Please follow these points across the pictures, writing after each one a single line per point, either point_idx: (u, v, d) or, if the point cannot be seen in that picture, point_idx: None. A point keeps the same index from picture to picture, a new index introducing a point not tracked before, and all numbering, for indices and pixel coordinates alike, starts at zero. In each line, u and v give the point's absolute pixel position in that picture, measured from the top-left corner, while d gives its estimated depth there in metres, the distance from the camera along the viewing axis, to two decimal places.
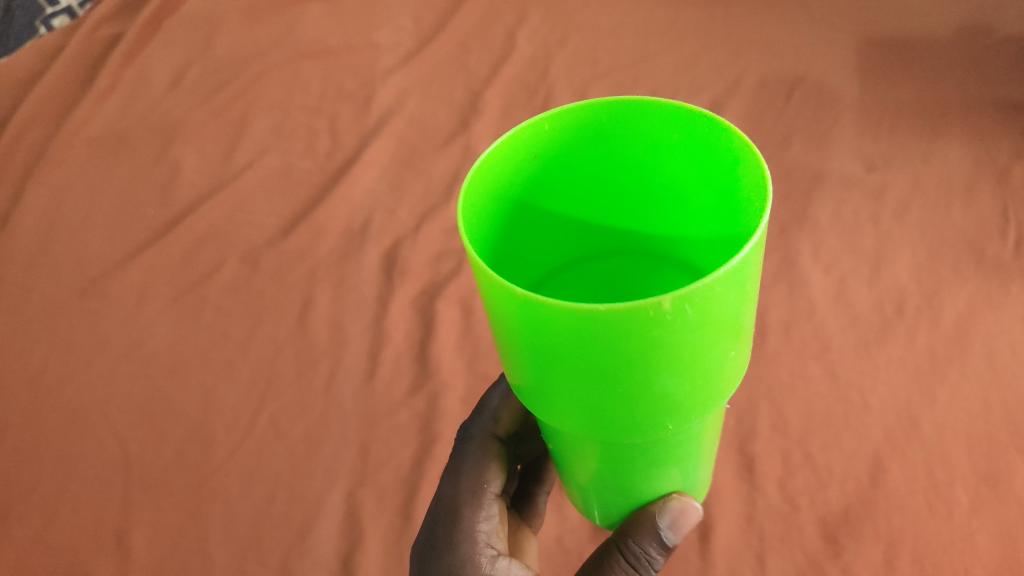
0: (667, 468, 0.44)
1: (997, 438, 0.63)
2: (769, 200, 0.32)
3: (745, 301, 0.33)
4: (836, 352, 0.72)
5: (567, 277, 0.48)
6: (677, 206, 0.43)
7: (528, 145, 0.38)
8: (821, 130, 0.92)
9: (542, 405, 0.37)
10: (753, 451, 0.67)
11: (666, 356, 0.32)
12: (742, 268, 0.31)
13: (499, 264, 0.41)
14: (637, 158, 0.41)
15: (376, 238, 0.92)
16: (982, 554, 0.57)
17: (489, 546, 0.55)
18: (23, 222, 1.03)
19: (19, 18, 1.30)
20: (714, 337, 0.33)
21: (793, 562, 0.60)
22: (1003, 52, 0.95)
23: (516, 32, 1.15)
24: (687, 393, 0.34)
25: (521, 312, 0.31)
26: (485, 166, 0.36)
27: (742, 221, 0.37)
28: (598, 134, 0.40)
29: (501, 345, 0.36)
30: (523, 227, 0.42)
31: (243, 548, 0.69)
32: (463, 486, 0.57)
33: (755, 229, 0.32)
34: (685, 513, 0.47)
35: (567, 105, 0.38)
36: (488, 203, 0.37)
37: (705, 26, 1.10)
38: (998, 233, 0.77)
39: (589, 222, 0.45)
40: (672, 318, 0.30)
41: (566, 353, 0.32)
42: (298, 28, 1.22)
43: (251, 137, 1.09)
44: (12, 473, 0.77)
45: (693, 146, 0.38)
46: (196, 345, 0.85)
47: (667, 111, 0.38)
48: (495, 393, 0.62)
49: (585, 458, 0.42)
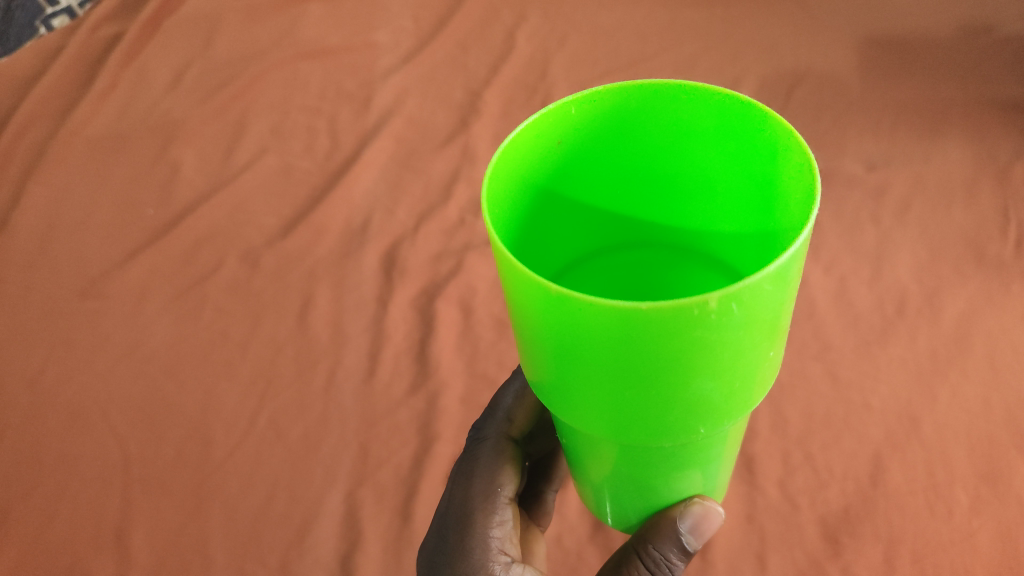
0: (691, 471, 0.43)
1: (998, 438, 0.63)
2: (818, 192, 0.31)
3: (787, 299, 0.33)
4: (836, 352, 0.71)
5: (585, 269, 0.48)
6: (706, 196, 0.43)
7: (554, 129, 0.38)
8: (820, 129, 0.92)
9: (567, 404, 0.37)
10: (753, 451, 0.67)
11: (706, 356, 0.32)
12: (789, 266, 0.31)
13: (520, 254, 0.41)
14: (666, 145, 0.41)
15: (376, 238, 0.92)
16: (982, 554, 0.57)
17: (503, 553, 0.54)
18: (22, 222, 1.03)
19: (19, 18, 1.30)
20: (754, 337, 0.32)
21: (794, 562, 0.60)
22: (1004, 51, 0.95)
23: (516, 32, 1.15)
24: (722, 393, 0.34)
25: (554, 309, 0.30)
26: (510, 150, 0.36)
27: (780, 211, 0.37)
28: (626, 120, 0.40)
29: (524, 340, 0.35)
30: (544, 216, 0.42)
31: (243, 548, 0.69)
32: (476, 489, 0.57)
33: (804, 225, 0.31)
34: (707, 517, 0.46)
35: (595, 88, 0.38)
36: (511, 190, 0.37)
37: (704, 25, 1.10)
38: (999, 233, 0.77)
39: (610, 213, 0.45)
40: (716, 318, 0.29)
41: (600, 352, 0.31)
42: (297, 28, 1.22)
43: (250, 137, 1.08)
44: (12, 473, 0.77)
45: (726, 132, 0.38)
46: (196, 345, 0.85)
47: (702, 97, 0.37)
48: (509, 391, 0.62)
49: (605, 458, 0.42)
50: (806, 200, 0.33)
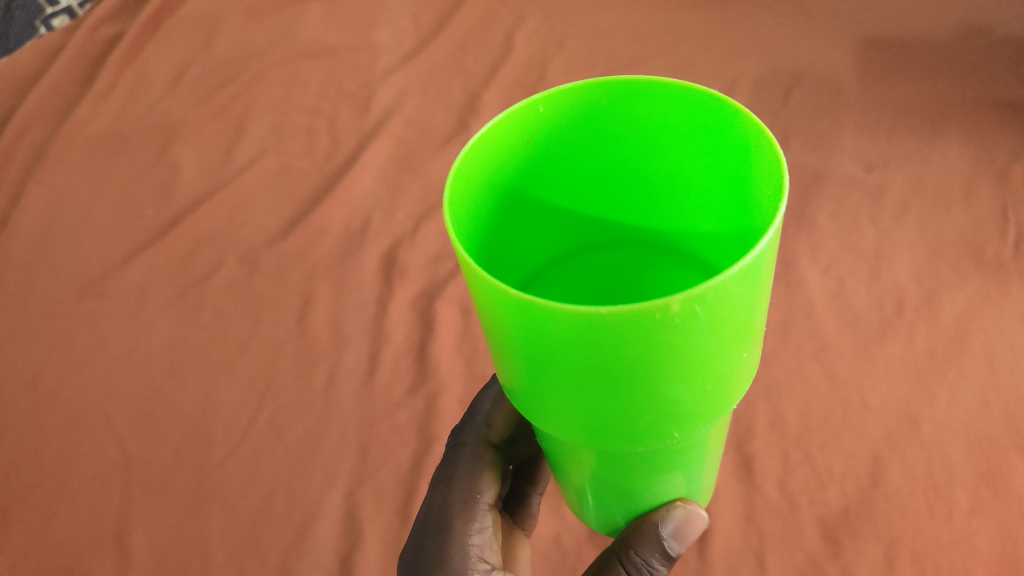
0: (672, 474, 0.43)
1: (997, 438, 0.63)
2: (786, 188, 0.31)
3: (758, 299, 0.33)
4: (834, 351, 0.72)
5: (560, 270, 0.48)
6: (681, 194, 0.42)
7: (522, 127, 0.38)
8: (820, 130, 0.92)
9: (538, 409, 0.37)
10: (752, 451, 0.67)
11: (673, 359, 0.31)
12: (756, 266, 0.30)
13: (489, 256, 0.41)
14: (638, 142, 0.41)
15: (375, 239, 0.92)
16: (981, 554, 0.57)
17: (482, 560, 0.54)
18: (23, 223, 1.03)
19: (19, 18, 1.30)
20: (725, 339, 0.32)
21: (793, 563, 0.60)
22: (1003, 52, 0.95)
23: (515, 33, 1.15)
24: (694, 396, 0.34)
25: (518, 314, 0.30)
26: (476, 149, 0.36)
27: (753, 209, 0.36)
28: (596, 116, 0.40)
29: (494, 345, 0.35)
30: (515, 216, 0.42)
31: (243, 548, 0.69)
32: (455, 496, 0.56)
33: (772, 225, 0.31)
34: (690, 520, 0.46)
35: (563, 85, 0.38)
36: (479, 189, 0.37)
37: (703, 26, 1.10)
38: (997, 233, 0.77)
39: (584, 214, 0.46)
40: (680, 320, 0.29)
41: (566, 357, 0.31)
42: (297, 28, 1.22)
43: (250, 138, 1.08)
44: (12, 473, 0.78)
45: (698, 129, 0.38)
46: (195, 345, 0.85)
47: (673, 92, 0.37)
48: (487, 396, 0.62)
49: (583, 464, 0.42)
50: (774, 198, 0.33)
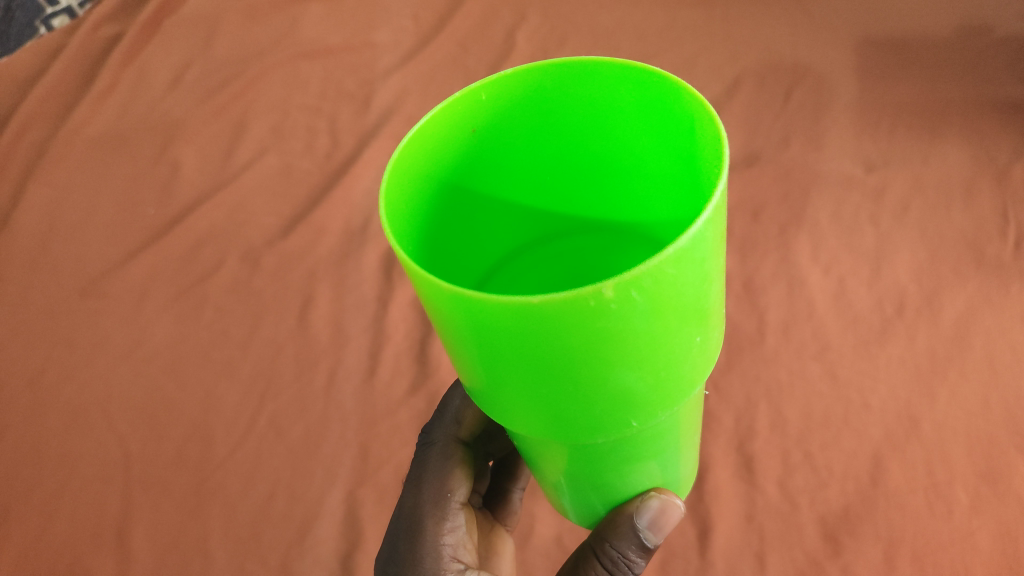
0: (642, 463, 0.41)
1: (997, 437, 0.63)
2: (727, 164, 0.30)
3: (707, 279, 0.31)
4: (835, 351, 0.71)
5: (523, 261, 0.47)
6: (638, 179, 0.40)
7: (462, 116, 0.36)
8: (820, 129, 0.92)
9: (493, 407, 0.35)
10: (753, 451, 0.67)
11: (618, 348, 0.29)
12: (697, 245, 0.28)
13: (442, 252, 0.40)
14: (589, 125, 0.39)
15: (375, 238, 0.92)
16: (982, 553, 0.57)
17: (455, 560, 0.54)
18: (23, 223, 1.03)
19: (19, 18, 1.30)
20: (674, 323, 0.30)
21: (793, 562, 0.60)
22: (1005, 51, 0.95)
23: (515, 32, 1.15)
24: (648, 384, 0.32)
25: (454, 308, 0.29)
26: (415, 143, 0.34)
27: (704, 191, 0.34)
28: (544, 103, 0.38)
29: (445, 347, 0.33)
30: (466, 209, 0.40)
31: (243, 547, 0.69)
32: (426, 497, 0.56)
33: (712, 201, 0.29)
34: (666, 511, 0.45)
35: (503, 71, 0.36)
36: (420, 183, 0.35)
37: (704, 25, 1.10)
38: (998, 233, 0.77)
39: (543, 204, 0.44)
40: (617, 307, 0.27)
41: (510, 353, 0.29)
42: (297, 28, 1.22)
43: (250, 137, 1.08)
44: (13, 473, 0.78)
45: (648, 111, 0.36)
46: (196, 345, 0.85)
47: (620, 73, 0.35)
48: (457, 392, 0.61)
49: (553, 460, 0.41)
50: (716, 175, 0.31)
